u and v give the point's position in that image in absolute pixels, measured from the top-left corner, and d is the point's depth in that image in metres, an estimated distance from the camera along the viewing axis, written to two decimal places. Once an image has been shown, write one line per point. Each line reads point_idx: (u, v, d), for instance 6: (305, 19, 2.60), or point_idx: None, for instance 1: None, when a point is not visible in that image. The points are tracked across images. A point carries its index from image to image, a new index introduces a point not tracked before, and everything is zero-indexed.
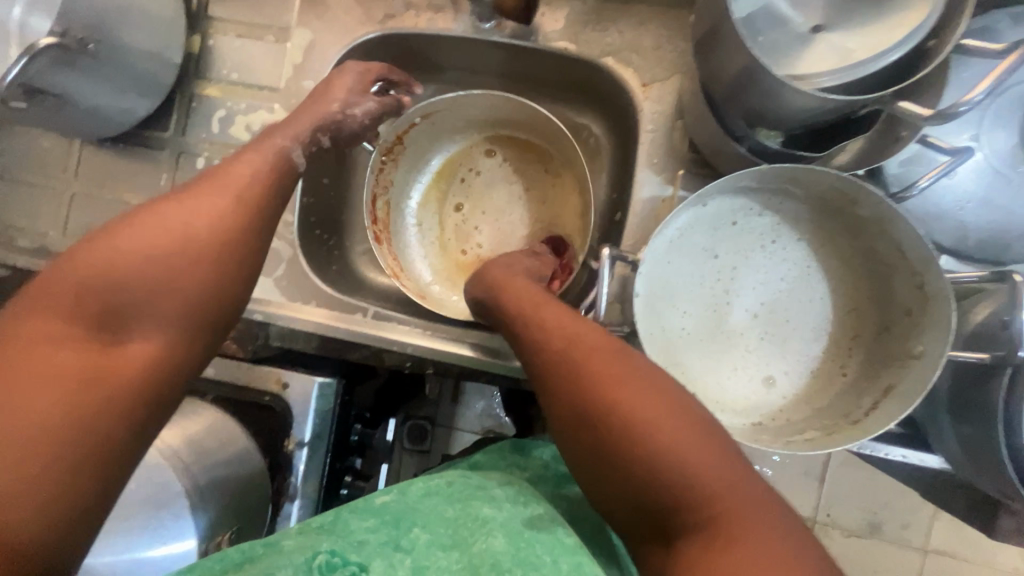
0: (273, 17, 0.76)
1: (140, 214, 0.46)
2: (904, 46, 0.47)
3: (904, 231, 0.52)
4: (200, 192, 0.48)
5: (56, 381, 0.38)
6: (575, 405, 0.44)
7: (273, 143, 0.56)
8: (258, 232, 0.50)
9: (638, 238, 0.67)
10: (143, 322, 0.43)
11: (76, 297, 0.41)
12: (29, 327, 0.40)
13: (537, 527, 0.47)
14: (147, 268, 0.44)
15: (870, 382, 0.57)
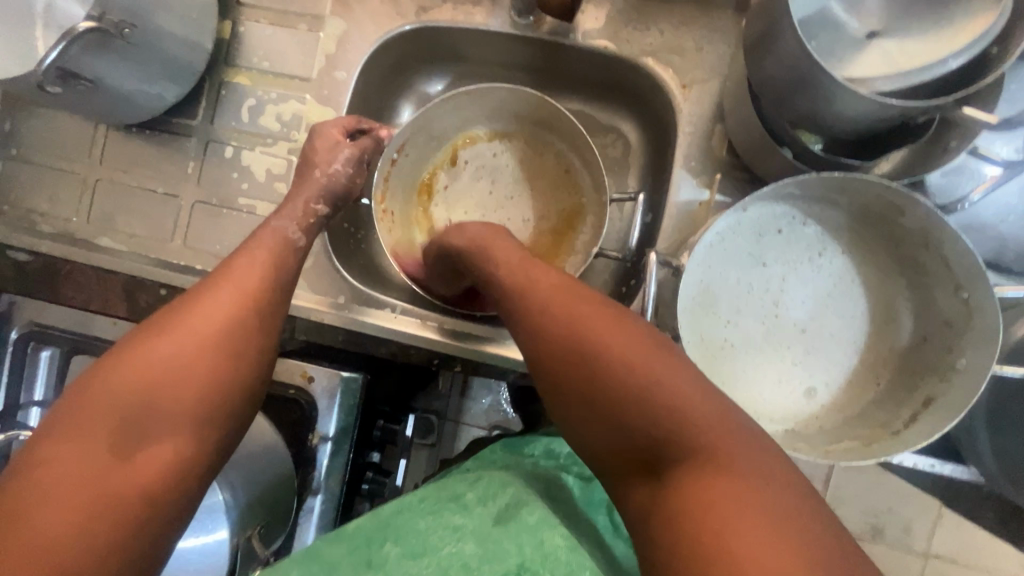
0: (306, 6, 0.75)
1: (155, 321, 0.47)
2: (966, 53, 0.46)
3: (953, 244, 0.52)
4: (212, 294, 0.49)
5: (71, 503, 0.38)
6: (559, 350, 0.43)
7: (277, 231, 0.57)
8: (269, 325, 0.50)
9: (674, 242, 0.66)
10: (162, 438, 0.43)
11: (97, 423, 0.42)
12: (54, 458, 0.40)
13: (504, 520, 0.50)
14: (164, 382, 0.44)
15: (906, 394, 0.58)
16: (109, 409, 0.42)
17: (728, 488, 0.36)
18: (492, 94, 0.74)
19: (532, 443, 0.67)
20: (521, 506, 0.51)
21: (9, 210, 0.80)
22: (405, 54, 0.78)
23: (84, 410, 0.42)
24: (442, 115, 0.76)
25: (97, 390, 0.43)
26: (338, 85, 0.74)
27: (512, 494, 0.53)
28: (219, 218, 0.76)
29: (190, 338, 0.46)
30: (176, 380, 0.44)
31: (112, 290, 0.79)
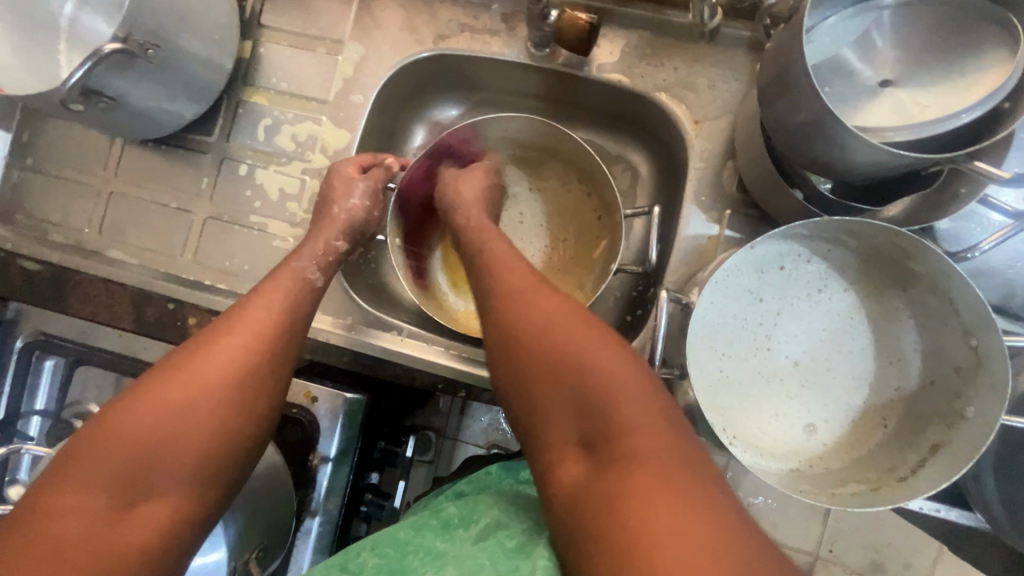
0: (327, 29, 0.76)
1: (168, 366, 0.48)
2: (980, 108, 0.46)
3: (961, 290, 0.52)
4: (224, 339, 0.50)
5: (69, 550, 0.39)
6: (534, 352, 0.49)
7: (295, 271, 0.58)
8: (278, 375, 0.51)
9: (682, 275, 0.66)
10: (161, 483, 0.44)
11: (103, 465, 0.43)
12: (58, 498, 0.41)
13: (484, 542, 0.47)
14: (172, 428, 0.45)
15: (912, 438, 0.57)
16: (114, 454, 0.43)
17: (650, 486, 0.39)
18: (500, 126, 0.75)
19: (527, 467, 0.66)
20: (504, 528, 0.48)
21: (23, 219, 0.81)
22: (421, 79, 0.79)
23: (91, 451, 0.43)
24: (450, 149, 0.76)
25: (107, 432, 0.44)
26: (355, 108, 0.75)
27: (495, 517, 0.50)
28: (230, 234, 0.77)
29: (201, 384, 0.47)
30: (182, 426, 0.45)
31: (119, 301, 0.77)
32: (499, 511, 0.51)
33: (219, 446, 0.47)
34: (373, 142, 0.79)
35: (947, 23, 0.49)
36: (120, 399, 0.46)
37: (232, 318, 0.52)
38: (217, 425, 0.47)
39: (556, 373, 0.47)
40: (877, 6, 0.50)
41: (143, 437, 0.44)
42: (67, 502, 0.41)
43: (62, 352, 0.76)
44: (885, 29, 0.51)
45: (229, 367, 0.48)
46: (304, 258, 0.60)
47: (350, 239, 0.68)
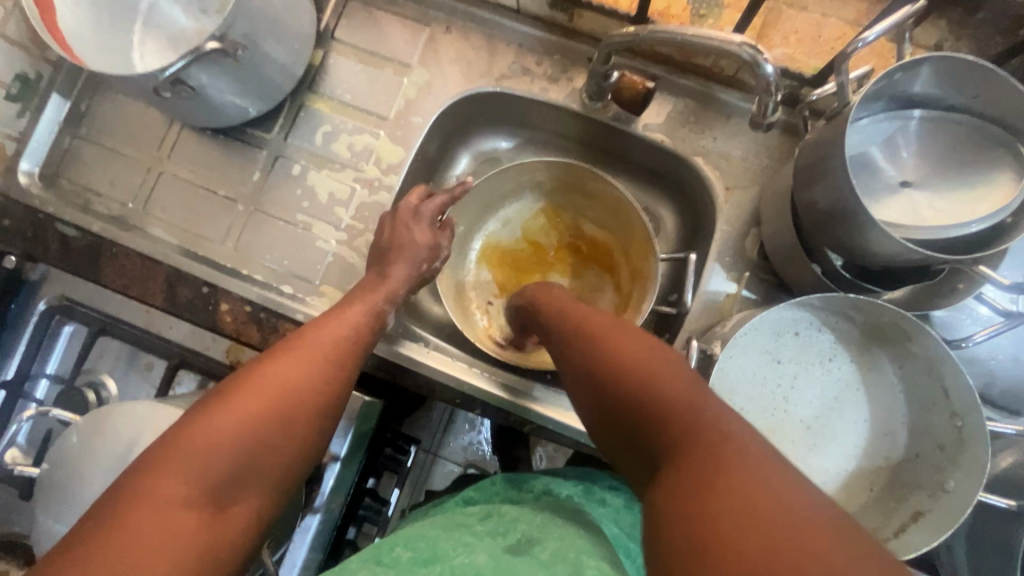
0: (396, 52, 0.81)
1: (259, 371, 0.51)
2: (987, 220, 0.52)
3: (955, 376, 0.58)
4: (304, 346, 0.55)
5: (166, 527, 0.41)
6: (597, 363, 0.49)
7: (369, 301, 0.64)
8: (348, 381, 0.57)
9: (699, 326, 0.72)
10: (243, 475, 0.47)
11: (197, 461, 0.44)
12: (151, 490, 0.42)
13: (517, 546, 0.52)
14: (261, 426, 0.48)
15: (895, 503, 0.63)
16: (207, 445, 0.45)
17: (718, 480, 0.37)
18: (538, 168, 0.81)
19: (533, 480, 0.69)
20: (535, 542, 0.52)
21: (67, 184, 0.83)
22: (475, 111, 0.84)
23: (184, 441, 0.45)
24: (496, 183, 0.83)
25: (198, 429, 0.46)
26: (412, 128, 0.80)
27: (523, 532, 0.55)
28: (273, 229, 0.80)
29: (289, 386, 0.51)
30: (265, 429, 0.48)
31: (153, 277, 0.78)
32: (523, 527, 0.56)
33: (301, 446, 0.51)
34: (422, 161, 0.83)
35: (964, 141, 0.56)
36: (213, 398, 0.49)
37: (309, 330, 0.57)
38: (295, 428, 0.50)
39: (613, 375, 0.47)
40: (906, 115, 0.57)
41: (234, 436, 0.46)
42: (163, 492, 0.42)
43: (82, 320, 0.78)
44: (910, 137, 0.58)
45: (311, 380, 0.53)
46: (377, 275, 0.68)
47: (414, 289, 0.72)
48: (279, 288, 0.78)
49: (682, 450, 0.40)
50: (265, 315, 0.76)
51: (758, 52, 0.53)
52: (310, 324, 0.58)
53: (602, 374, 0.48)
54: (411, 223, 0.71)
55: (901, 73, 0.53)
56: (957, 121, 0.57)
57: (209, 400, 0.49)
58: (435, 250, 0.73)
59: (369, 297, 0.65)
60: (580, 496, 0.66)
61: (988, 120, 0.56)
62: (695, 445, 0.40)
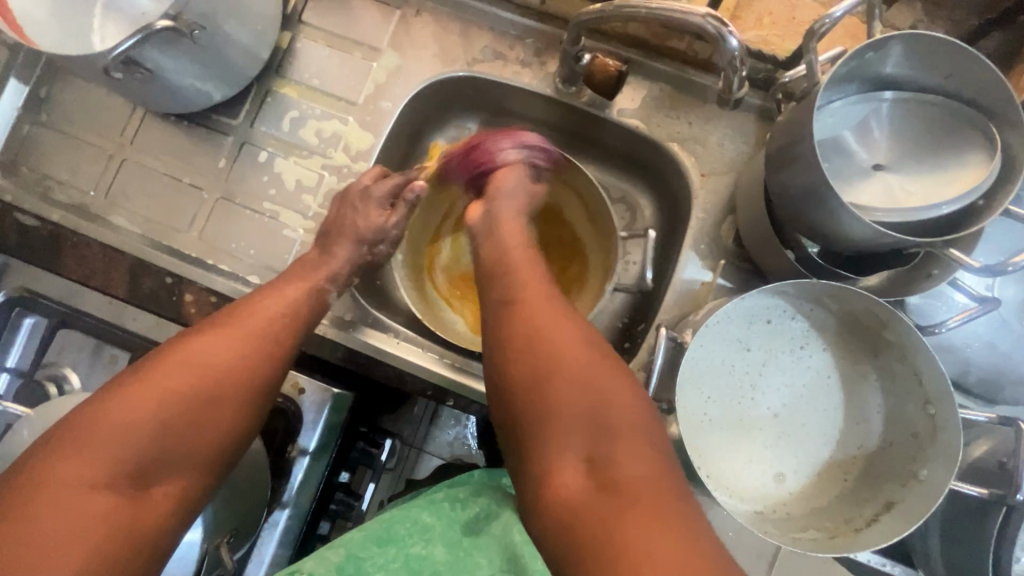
0: (366, 35, 0.79)
1: (178, 353, 0.52)
2: (959, 202, 0.51)
3: (927, 363, 0.57)
4: (226, 329, 0.55)
5: (72, 507, 0.43)
6: (541, 365, 0.51)
7: (311, 282, 0.63)
8: (282, 363, 0.56)
9: (674, 315, 0.70)
10: (166, 456, 0.49)
11: (107, 447, 0.46)
12: (55, 473, 0.44)
13: (474, 532, 0.55)
14: (183, 416, 0.50)
15: (869, 493, 0.62)
16: (121, 427, 0.47)
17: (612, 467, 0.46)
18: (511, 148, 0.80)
19: None
20: (492, 517, 0.55)
21: (27, 172, 0.80)
22: (448, 96, 0.82)
23: (99, 422, 0.47)
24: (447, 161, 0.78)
25: (112, 415, 0.47)
26: (382, 114, 0.78)
27: (484, 504, 0.57)
28: (239, 218, 0.78)
29: (216, 376, 0.52)
30: (185, 411, 0.50)
31: (117, 269, 0.77)
32: (484, 500, 0.58)
33: (218, 429, 0.51)
34: (393, 149, 0.81)
35: (936, 123, 0.55)
36: (128, 380, 0.50)
37: (249, 313, 0.57)
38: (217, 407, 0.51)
39: (554, 376, 0.50)
40: (878, 98, 0.56)
41: (150, 425, 0.48)
42: (67, 475, 0.44)
43: (43, 313, 0.75)
44: (882, 119, 0.56)
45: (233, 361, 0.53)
46: (315, 255, 0.67)
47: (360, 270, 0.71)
48: (246, 278, 0.76)
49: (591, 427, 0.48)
50: (232, 306, 0.76)
51: (721, 25, 0.52)
52: (236, 303, 0.58)
53: (545, 377, 0.50)
54: (374, 210, 0.70)
55: (872, 52, 0.52)
56: (929, 103, 0.55)
57: (125, 381, 0.50)
58: None
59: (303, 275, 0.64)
60: None
61: (960, 100, 0.55)
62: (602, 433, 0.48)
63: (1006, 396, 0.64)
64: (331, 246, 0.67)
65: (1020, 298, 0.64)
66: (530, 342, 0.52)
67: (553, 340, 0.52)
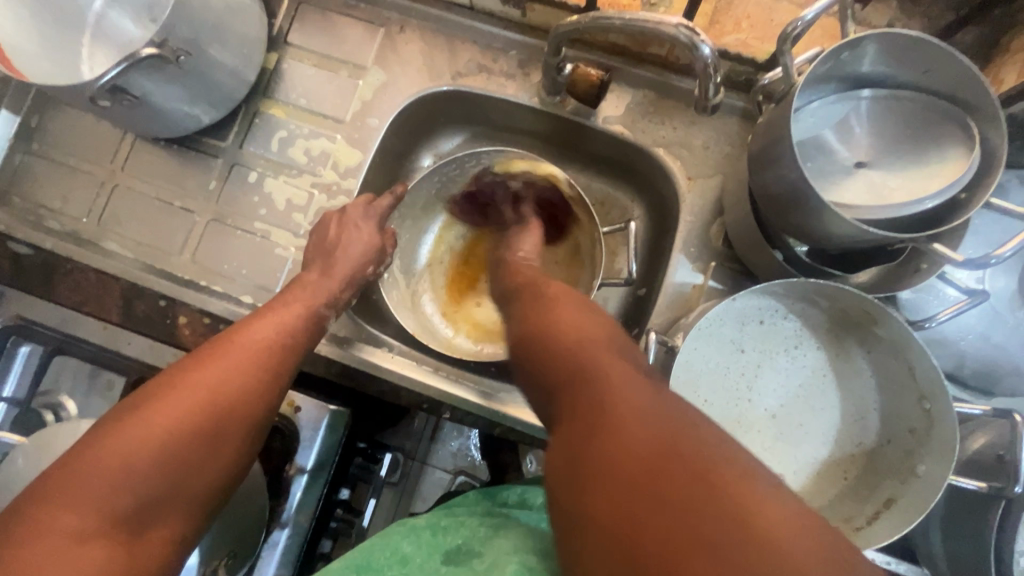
0: (351, 54, 0.80)
1: (174, 382, 0.50)
2: (939, 197, 0.52)
3: (919, 357, 0.57)
4: (226, 354, 0.53)
5: (69, 552, 0.40)
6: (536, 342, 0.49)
7: (310, 304, 0.63)
8: (279, 390, 0.55)
9: (666, 319, 0.70)
10: (168, 493, 0.46)
11: (89, 490, 0.43)
12: (41, 526, 0.40)
13: (455, 561, 0.51)
14: (168, 448, 0.46)
15: (869, 491, 0.61)
16: (118, 464, 0.44)
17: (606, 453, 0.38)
18: (495, 158, 0.79)
19: (506, 490, 0.66)
20: (474, 551, 0.51)
21: (19, 201, 0.81)
22: (435, 110, 0.83)
23: (92, 461, 0.44)
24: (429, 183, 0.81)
25: (94, 454, 0.44)
26: (369, 130, 0.79)
27: (463, 537, 0.54)
28: (231, 239, 0.78)
29: (201, 399, 0.49)
30: (188, 440, 0.47)
31: (110, 294, 0.79)
32: (464, 534, 0.55)
33: (221, 459, 0.50)
34: (382, 163, 0.82)
35: (915, 119, 0.56)
36: (121, 418, 0.47)
37: (228, 338, 0.55)
38: (217, 432, 0.49)
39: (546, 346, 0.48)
40: (856, 96, 0.57)
41: (131, 461, 0.44)
42: (60, 523, 0.41)
43: (38, 341, 0.75)
44: (862, 117, 0.57)
45: (233, 385, 0.51)
46: (316, 276, 0.66)
47: (357, 293, 0.71)
48: (239, 298, 0.77)
49: (582, 418, 0.41)
50: (225, 326, 0.77)
51: (694, 34, 0.53)
52: (226, 331, 0.56)
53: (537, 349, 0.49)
54: (352, 226, 0.70)
55: (846, 52, 0.52)
56: (907, 99, 0.56)
57: (117, 419, 0.47)
58: None
59: (300, 297, 0.63)
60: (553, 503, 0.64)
61: (938, 95, 0.55)
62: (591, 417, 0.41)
63: (1002, 387, 0.64)
64: (321, 263, 0.68)
65: (1011, 289, 0.63)
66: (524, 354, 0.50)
67: (543, 348, 0.48)
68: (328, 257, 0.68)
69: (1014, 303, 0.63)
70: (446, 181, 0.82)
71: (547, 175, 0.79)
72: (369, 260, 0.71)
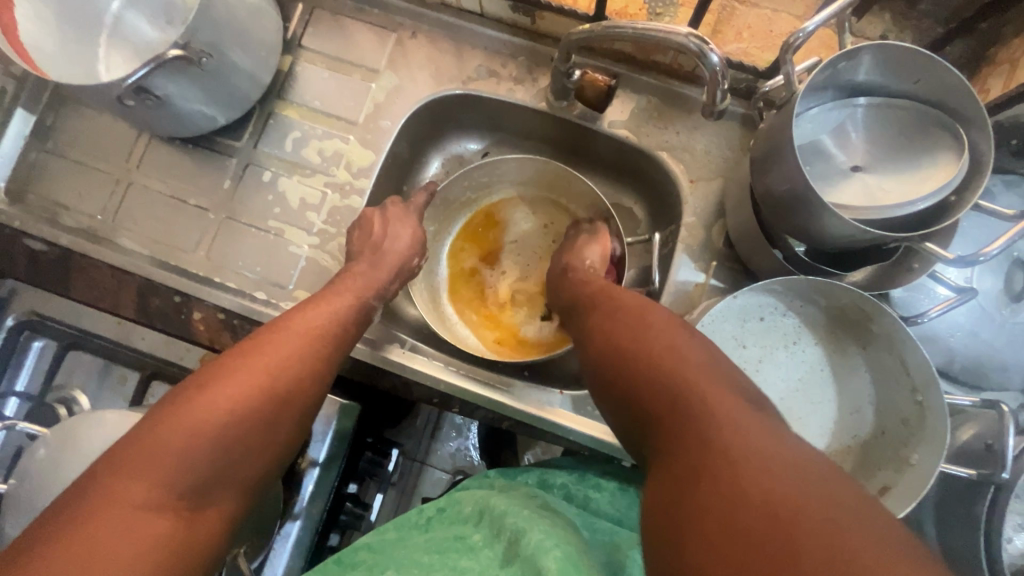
0: (364, 58, 0.82)
1: (235, 366, 0.53)
2: (932, 198, 0.54)
3: (911, 350, 0.60)
4: (282, 341, 0.56)
5: (140, 520, 0.43)
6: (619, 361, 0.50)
7: (357, 295, 0.66)
8: (327, 376, 0.58)
9: (670, 316, 0.73)
10: (228, 470, 0.49)
11: (158, 466, 0.45)
12: (115, 494, 0.43)
13: (509, 560, 0.50)
14: (229, 425, 0.49)
15: (865, 480, 0.64)
16: (187, 439, 0.47)
17: (714, 486, 0.38)
18: (509, 165, 0.82)
19: (525, 473, 0.68)
20: (521, 537, 0.51)
21: (34, 199, 0.82)
22: (445, 113, 0.85)
23: (161, 436, 0.47)
24: (454, 187, 0.84)
25: (163, 432, 0.47)
26: (382, 132, 0.81)
27: (511, 527, 0.53)
28: (245, 236, 0.80)
29: (258, 383, 0.52)
30: (249, 419, 0.50)
31: (124, 289, 0.78)
32: (510, 520, 0.54)
33: (276, 438, 0.53)
34: (393, 164, 0.85)
35: (907, 126, 0.59)
36: (187, 397, 0.50)
37: (277, 328, 0.58)
38: (273, 414, 0.52)
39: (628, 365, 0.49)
40: (853, 103, 0.59)
41: (196, 439, 0.47)
42: (132, 493, 0.44)
43: (53, 336, 0.77)
44: (858, 123, 0.60)
45: (290, 369, 0.54)
46: (365, 267, 0.69)
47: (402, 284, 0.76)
48: (253, 294, 0.78)
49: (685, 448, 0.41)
50: (238, 322, 0.77)
51: (704, 43, 0.55)
52: (280, 319, 0.59)
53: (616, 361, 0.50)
54: (396, 224, 0.74)
55: (844, 61, 0.55)
56: (900, 107, 0.59)
57: (184, 398, 0.50)
58: (412, 249, 0.74)
59: (351, 288, 0.66)
60: (571, 483, 0.66)
61: (928, 104, 0.58)
62: (699, 444, 0.40)
63: (990, 381, 0.67)
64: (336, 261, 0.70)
65: (998, 289, 0.67)
66: (610, 391, 0.49)
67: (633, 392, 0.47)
68: (376, 252, 0.71)
69: (1000, 302, 0.67)
70: (469, 186, 0.86)
71: (568, 180, 0.82)
72: (413, 253, 0.75)
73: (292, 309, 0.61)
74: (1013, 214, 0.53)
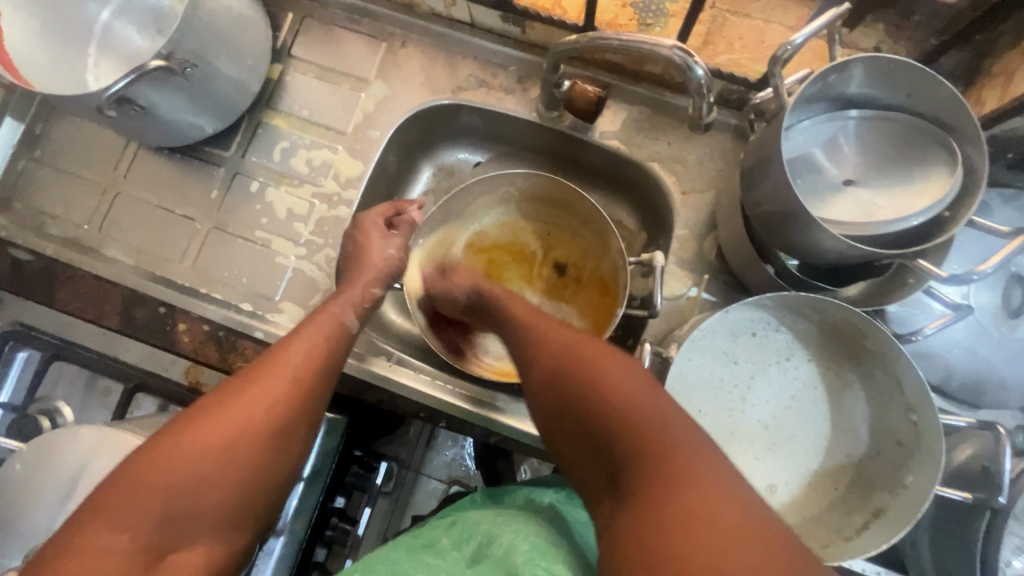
0: (353, 67, 0.81)
1: (215, 405, 0.51)
2: (924, 214, 0.53)
3: (906, 369, 0.58)
4: (266, 375, 0.55)
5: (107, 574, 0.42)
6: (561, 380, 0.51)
7: (343, 317, 0.64)
8: (312, 410, 0.56)
9: (661, 330, 0.72)
10: (204, 517, 0.48)
11: (129, 514, 0.45)
12: (84, 543, 0.43)
13: (478, 560, 0.52)
14: (204, 470, 0.48)
15: (860, 501, 0.62)
16: (162, 484, 0.46)
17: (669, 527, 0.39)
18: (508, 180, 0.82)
19: (513, 492, 0.65)
20: (493, 540, 0.53)
21: (21, 209, 0.81)
22: (435, 123, 0.85)
23: (133, 482, 0.46)
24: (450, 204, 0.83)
25: (134, 483, 0.46)
26: (370, 142, 0.80)
27: (484, 533, 0.55)
28: (232, 246, 0.79)
29: (235, 422, 0.51)
30: (226, 463, 0.49)
31: (109, 301, 0.76)
32: (484, 529, 0.56)
33: (256, 481, 0.51)
34: (382, 174, 0.84)
35: (900, 139, 0.57)
36: (163, 439, 0.49)
37: (264, 359, 0.56)
38: (253, 456, 0.51)
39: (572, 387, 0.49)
40: (845, 116, 0.58)
41: (170, 484, 0.47)
42: (101, 544, 0.43)
43: (37, 346, 0.75)
44: (850, 135, 0.59)
45: (270, 408, 0.53)
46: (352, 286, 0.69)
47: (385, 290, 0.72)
48: (239, 305, 0.77)
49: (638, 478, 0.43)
50: (224, 334, 0.76)
51: (689, 56, 0.55)
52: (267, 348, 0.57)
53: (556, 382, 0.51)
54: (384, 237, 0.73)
55: (835, 74, 0.54)
56: (893, 120, 0.57)
57: (161, 439, 0.49)
58: (398, 262, 0.73)
59: (340, 307, 0.64)
60: (561, 502, 0.63)
61: (922, 118, 0.57)
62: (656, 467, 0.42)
63: (988, 400, 0.65)
64: None
65: (995, 305, 0.65)
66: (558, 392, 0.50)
67: (583, 394, 0.48)
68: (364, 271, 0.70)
69: (998, 318, 0.65)
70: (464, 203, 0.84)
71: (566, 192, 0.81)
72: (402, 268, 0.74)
73: (282, 336, 0.59)
74: (1008, 230, 0.52)
